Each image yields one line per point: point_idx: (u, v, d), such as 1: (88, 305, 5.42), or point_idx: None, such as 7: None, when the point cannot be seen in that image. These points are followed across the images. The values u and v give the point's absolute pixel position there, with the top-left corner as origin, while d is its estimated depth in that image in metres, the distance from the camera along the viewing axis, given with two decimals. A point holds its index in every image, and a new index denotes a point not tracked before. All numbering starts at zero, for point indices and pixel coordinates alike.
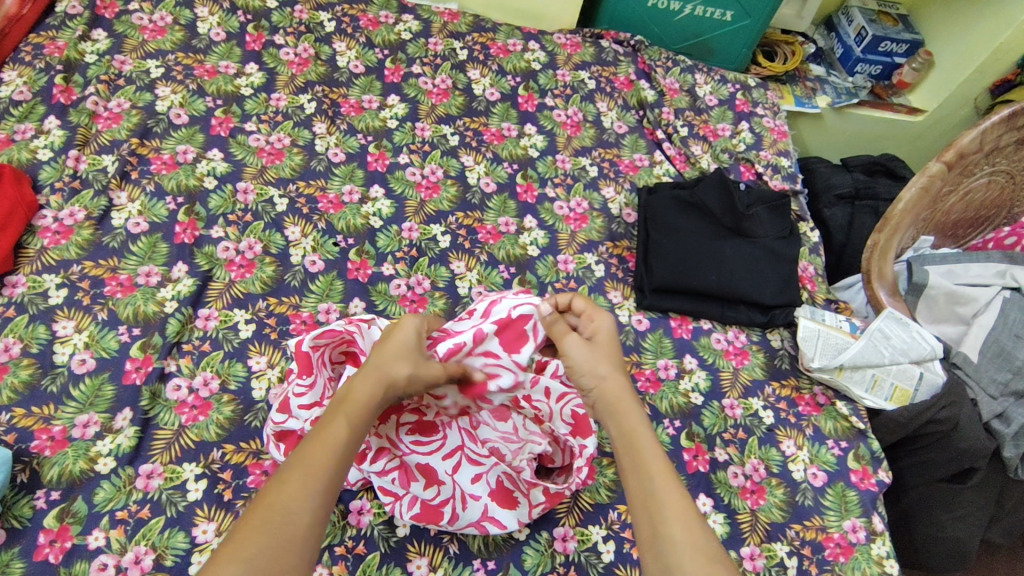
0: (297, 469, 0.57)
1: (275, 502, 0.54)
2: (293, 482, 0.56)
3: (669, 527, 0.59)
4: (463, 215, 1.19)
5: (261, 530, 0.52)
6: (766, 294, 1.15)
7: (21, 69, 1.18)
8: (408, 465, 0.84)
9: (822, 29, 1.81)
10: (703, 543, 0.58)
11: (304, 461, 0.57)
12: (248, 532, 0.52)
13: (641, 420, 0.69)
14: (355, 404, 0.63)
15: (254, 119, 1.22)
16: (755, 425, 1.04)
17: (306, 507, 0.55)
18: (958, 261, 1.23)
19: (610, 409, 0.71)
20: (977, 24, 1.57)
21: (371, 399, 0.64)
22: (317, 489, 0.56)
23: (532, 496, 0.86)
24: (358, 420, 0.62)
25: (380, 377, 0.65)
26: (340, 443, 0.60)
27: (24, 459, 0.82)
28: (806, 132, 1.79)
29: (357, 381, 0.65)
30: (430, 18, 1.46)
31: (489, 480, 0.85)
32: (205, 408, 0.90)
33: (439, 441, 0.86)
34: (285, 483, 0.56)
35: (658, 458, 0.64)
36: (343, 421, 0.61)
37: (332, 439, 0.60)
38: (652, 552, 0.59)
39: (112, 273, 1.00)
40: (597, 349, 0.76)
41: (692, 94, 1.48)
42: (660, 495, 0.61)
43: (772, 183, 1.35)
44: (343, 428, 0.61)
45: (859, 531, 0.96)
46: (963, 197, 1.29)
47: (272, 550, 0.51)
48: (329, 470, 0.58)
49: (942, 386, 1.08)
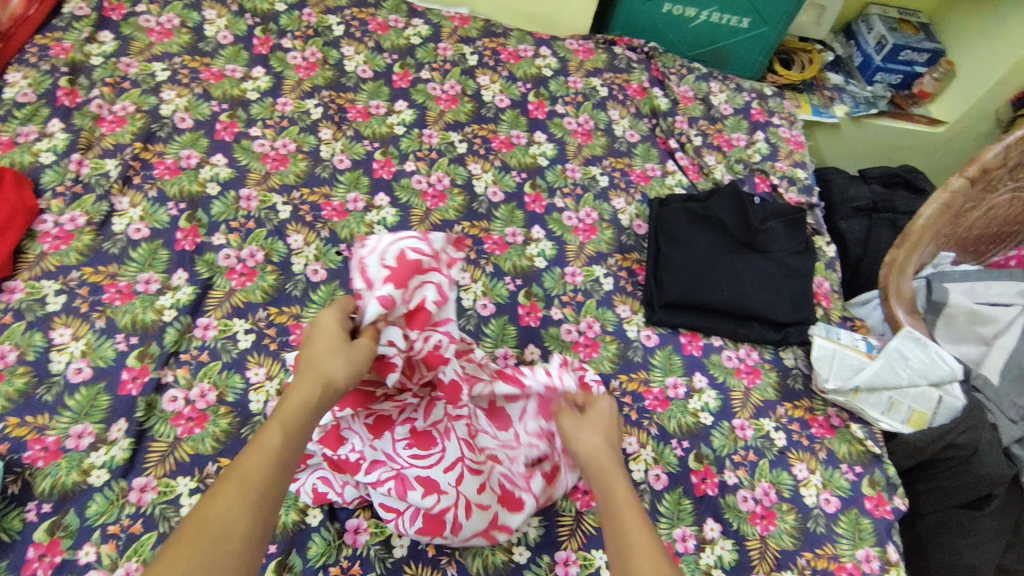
0: (233, 477, 0.54)
1: (206, 518, 0.51)
2: (228, 493, 0.53)
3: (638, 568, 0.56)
4: (469, 224, 1.16)
5: (194, 541, 0.49)
6: (779, 311, 1.11)
7: (27, 71, 1.17)
8: (406, 477, 0.80)
9: (840, 37, 1.77)
10: None
11: (239, 471, 0.54)
12: (179, 548, 0.49)
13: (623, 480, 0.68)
14: (292, 407, 0.61)
15: (260, 124, 1.20)
16: (766, 447, 1.01)
17: (238, 517, 0.52)
18: (979, 278, 1.19)
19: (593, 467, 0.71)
20: (997, 37, 1.53)
21: (307, 401, 0.61)
22: (250, 497, 0.53)
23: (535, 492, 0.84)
24: (296, 427, 0.59)
25: (317, 378, 0.63)
26: (277, 450, 0.57)
27: (15, 471, 0.81)
28: (822, 143, 1.75)
29: (293, 387, 0.62)
30: (440, 23, 1.44)
31: (493, 487, 0.83)
32: (202, 420, 0.88)
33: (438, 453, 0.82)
34: (219, 495, 0.53)
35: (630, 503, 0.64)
36: (278, 428, 0.58)
37: (269, 447, 0.57)
38: None
39: (111, 279, 0.98)
40: (591, 420, 0.77)
41: (706, 103, 1.45)
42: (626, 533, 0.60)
43: (787, 196, 1.31)
44: (280, 435, 0.58)
45: (872, 560, 0.92)
46: (984, 214, 1.24)
47: (206, 566, 0.48)
48: (264, 479, 0.54)
49: (961, 410, 1.04)
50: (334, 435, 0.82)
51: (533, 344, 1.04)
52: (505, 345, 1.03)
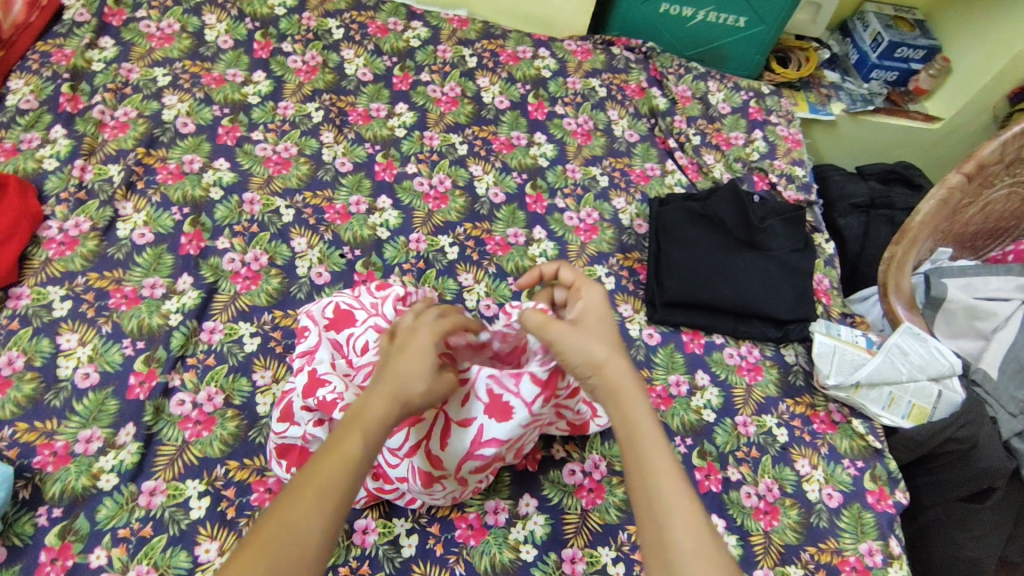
0: (311, 484, 0.54)
1: (284, 524, 0.52)
2: (307, 501, 0.53)
3: (674, 528, 0.56)
4: (471, 226, 1.17)
5: (275, 541, 0.51)
6: (779, 309, 1.12)
7: (29, 78, 1.18)
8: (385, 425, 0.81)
9: (836, 35, 1.78)
10: (708, 549, 0.55)
11: (316, 480, 0.55)
12: (256, 552, 0.50)
13: (644, 411, 0.64)
14: (369, 419, 0.60)
15: (261, 128, 1.21)
16: (768, 444, 1.02)
17: (317, 522, 0.53)
18: (976, 273, 1.19)
19: (606, 394, 0.67)
20: (993, 32, 1.54)
21: (386, 417, 0.60)
22: (330, 506, 0.54)
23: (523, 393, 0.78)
24: (374, 441, 0.59)
25: (398, 395, 0.61)
26: (355, 463, 0.57)
27: (26, 476, 0.81)
28: (819, 140, 1.76)
29: (372, 397, 0.61)
30: (439, 25, 1.45)
31: (478, 397, 0.80)
32: (209, 423, 0.89)
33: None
34: (297, 500, 0.53)
35: (664, 457, 0.61)
36: (359, 436, 0.58)
37: (346, 458, 0.57)
38: (655, 547, 0.57)
39: (116, 284, 0.99)
40: (596, 335, 0.71)
41: (704, 102, 1.46)
42: (660, 489, 0.59)
43: (785, 194, 1.32)
44: (359, 447, 0.58)
45: (875, 554, 0.93)
46: (982, 209, 1.25)
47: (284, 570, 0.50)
48: (344, 487, 0.55)
49: (961, 405, 1.04)
50: None
51: None
52: None
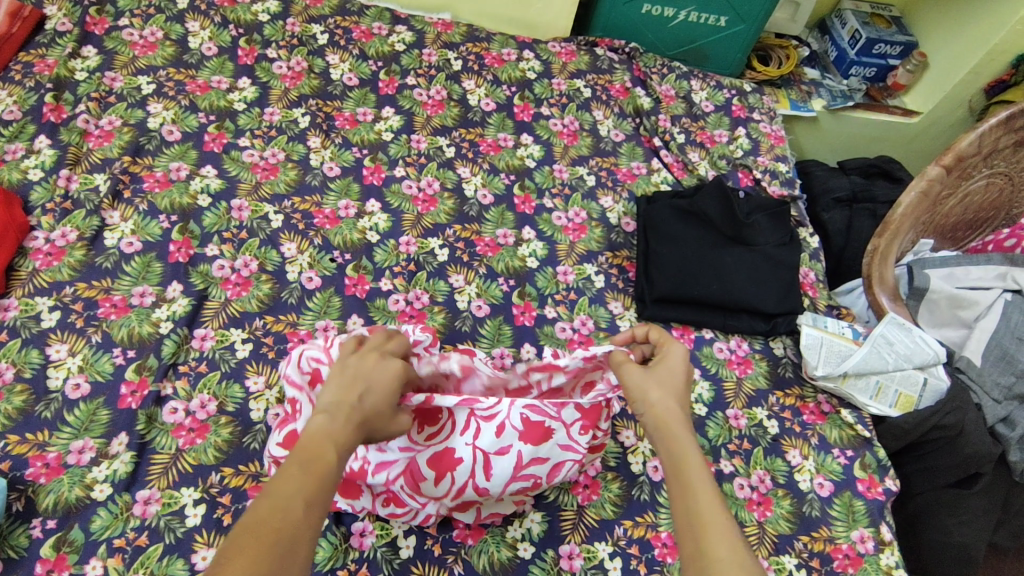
0: (295, 493, 0.55)
1: (271, 532, 0.52)
2: (292, 510, 0.54)
3: (714, 542, 0.57)
4: (461, 227, 1.17)
5: (266, 553, 0.50)
6: (767, 303, 1.14)
7: (12, 89, 1.17)
8: (417, 463, 0.82)
9: (815, 33, 1.81)
10: (748, 564, 0.56)
11: (299, 488, 0.56)
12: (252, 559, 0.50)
13: (690, 439, 0.66)
14: (342, 436, 0.62)
15: (248, 135, 1.21)
16: (759, 436, 1.03)
17: (306, 532, 0.54)
18: (958, 263, 1.22)
19: (655, 427, 0.69)
20: (969, 26, 1.57)
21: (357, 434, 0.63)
22: (316, 518, 0.56)
23: (566, 417, 0.87)
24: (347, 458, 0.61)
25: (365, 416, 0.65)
26: (332, 477, 0.59)
27: (19, 488, 0.81)
28: (801, 136, 1.79)
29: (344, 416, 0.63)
30: (424, 29, 1.45)
31: (513, 425, 0.84)
32: (203, 431, 0.88)
33: (448, 424, 0.85)
34: (283, 511, 0.54)
35: (706, 478, 0.62)
36: (334, 447, 0.60)
37: (326, 471, 0.58)
38: (693, 564, 0.57)
39: (105, 294, 0.98)
40: (651, 373, 0.74)
41: (687, 101, 1.48)
42: (702, 509, 0.60)
43: (770, 189, 1.34)
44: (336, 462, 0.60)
45: (867, 541, 0.95)
46: (962, 200, 1.28)
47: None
48: (324, 499, 0.57)
49: (946, 392, 1.06)
50: (353, 488, 0.83)
51: (529, 343, 1.06)
52: (501, 345, 1.05)
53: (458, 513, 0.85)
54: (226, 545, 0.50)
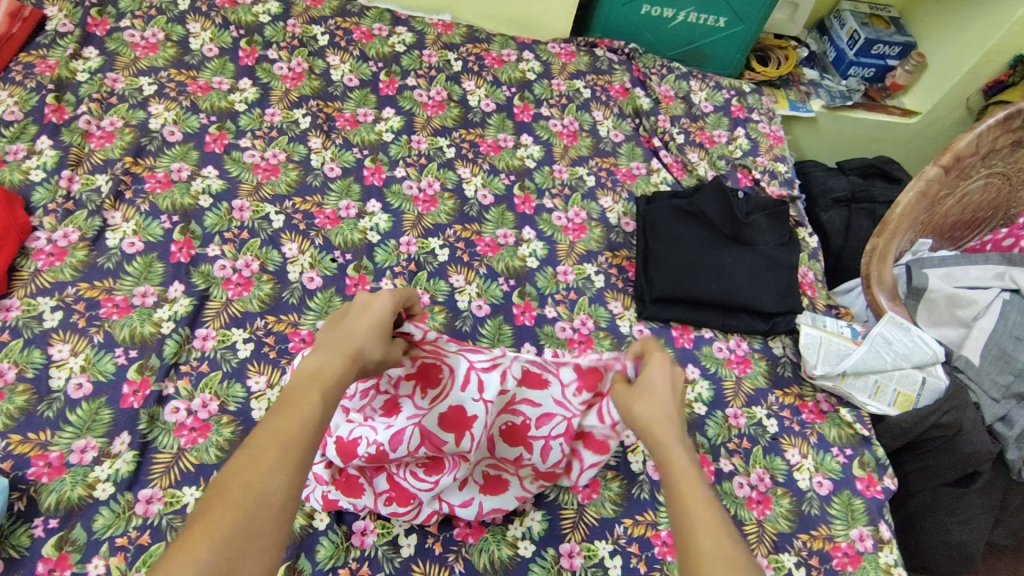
0: (273, 440, 0.55)
1: (247, 482, 0.52)
2: (268, 458, 0.54)
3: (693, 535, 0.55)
4: (461, 228, 1.18)
5: (238, 509, 0.50)
6: (766, 302, 1.14)
7: (13, 89, 1.17)
8: (429, 429, 0.81)
9: (813, 33, 1.82)
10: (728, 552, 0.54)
11: (279, 434, 0.55)
12: (224, 508, 0.50)
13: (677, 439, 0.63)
14: (325, 379, 0.62)
15: (249, 135, 1.21)
16: (758, 434, 1.04)
17: (282, 480, 0.53)
18: (956, 263, 1.22)
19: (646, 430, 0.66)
20: (967, 26, 1.57)
21: (342, 375, 0.63)
22: (296, 467, 0.55)
23: (562, 376, 0.86)
24: (332, 396, 0.61)
25: (350, 356, 0.64)
26: (316, 418, 0.58)
27: (20, 487, 0.81)
28: (800, 136, 1.79)
29: (327, 358, 0.63)
30: (424, 30, 1.46)
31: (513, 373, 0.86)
32: (205, 430, 0.89)
33: (449, 381, 0.82)
34: (257, 457, 0.54)
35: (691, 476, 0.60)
36: (318, 393, 0.60)
37: (308, 414, 0.58)
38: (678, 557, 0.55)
39: (107, 294, 0.99)
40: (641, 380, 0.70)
41: (687, 102, 1.48)
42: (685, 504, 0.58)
43: (769, 189, 1.35)
44: (319, 403, 0.59)
45: (866, 539, 0.95)
46: (960, 200, 1.28)
47: (243, 519, 0.50)
48: (306, 444, 0.56)
49: (944, 391, 1.07)
50: (354, 484, 0.83)
51: (529, 343, 1.06)
52: (502, 345, 1.05)
53: (459, 508, 0.84)
54: (204, 497, 0.52)
